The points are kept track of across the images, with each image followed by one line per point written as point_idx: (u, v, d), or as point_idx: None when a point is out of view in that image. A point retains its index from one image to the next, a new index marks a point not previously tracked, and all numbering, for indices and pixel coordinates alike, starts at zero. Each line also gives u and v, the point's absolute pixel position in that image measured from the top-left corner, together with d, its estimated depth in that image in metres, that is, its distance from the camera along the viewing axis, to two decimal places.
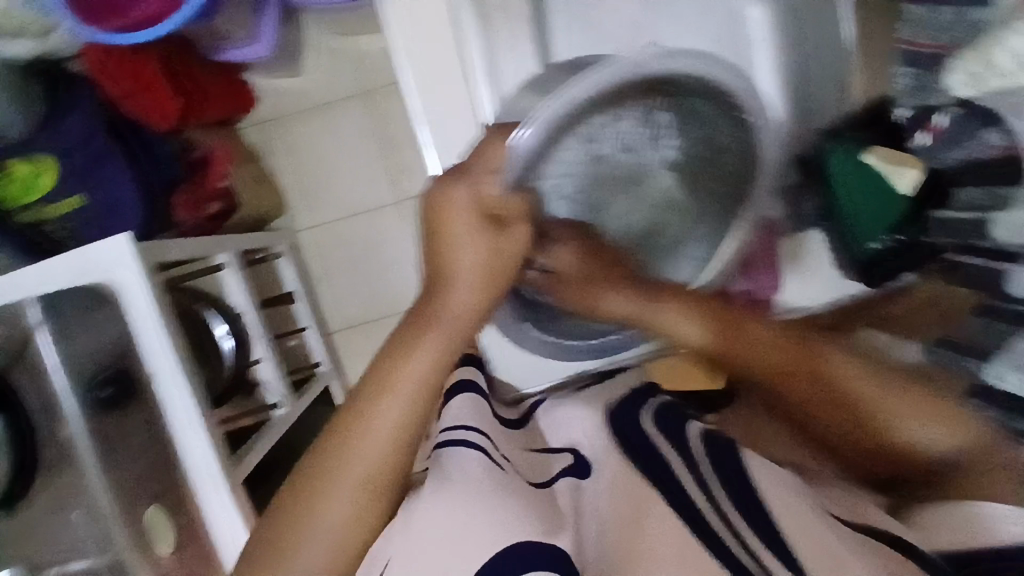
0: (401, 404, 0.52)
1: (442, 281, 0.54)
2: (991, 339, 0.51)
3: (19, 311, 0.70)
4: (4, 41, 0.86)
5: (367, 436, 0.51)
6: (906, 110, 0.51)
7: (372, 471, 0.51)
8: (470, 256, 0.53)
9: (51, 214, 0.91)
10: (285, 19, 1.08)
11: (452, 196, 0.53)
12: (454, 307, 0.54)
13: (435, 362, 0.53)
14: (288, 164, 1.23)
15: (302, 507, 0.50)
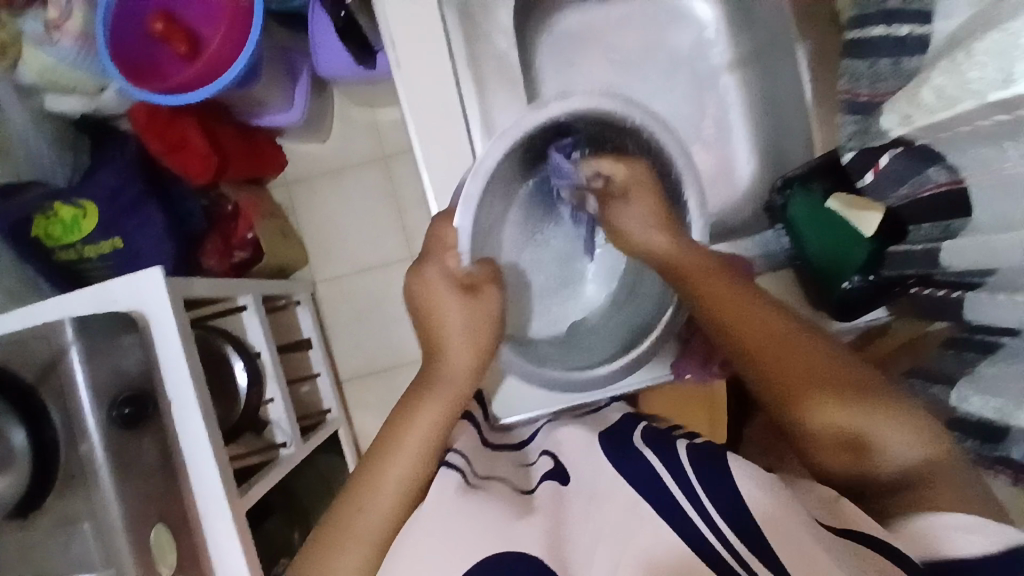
0: (411, 452, 0.61)
1: (436, 351, 0.66)
2: (953, 367, 0.57)
3: (54, 329, 0.72)
4: (58, 97, 0.98)
5: (378, 489, 0.59)
6: (849, 155, 0.59)
7: (381, 521, 0.58)
8: (455, 323, 0.66)
9: (90, 252, 0.97)
10: (314, 91, 1.21)
11: (425, 279, 0.67)
12: (448, 373, 0.64)
13: (436, 420, 0.62)
14: (308, 220, 1.32)
15: (326, 552, 0.58)
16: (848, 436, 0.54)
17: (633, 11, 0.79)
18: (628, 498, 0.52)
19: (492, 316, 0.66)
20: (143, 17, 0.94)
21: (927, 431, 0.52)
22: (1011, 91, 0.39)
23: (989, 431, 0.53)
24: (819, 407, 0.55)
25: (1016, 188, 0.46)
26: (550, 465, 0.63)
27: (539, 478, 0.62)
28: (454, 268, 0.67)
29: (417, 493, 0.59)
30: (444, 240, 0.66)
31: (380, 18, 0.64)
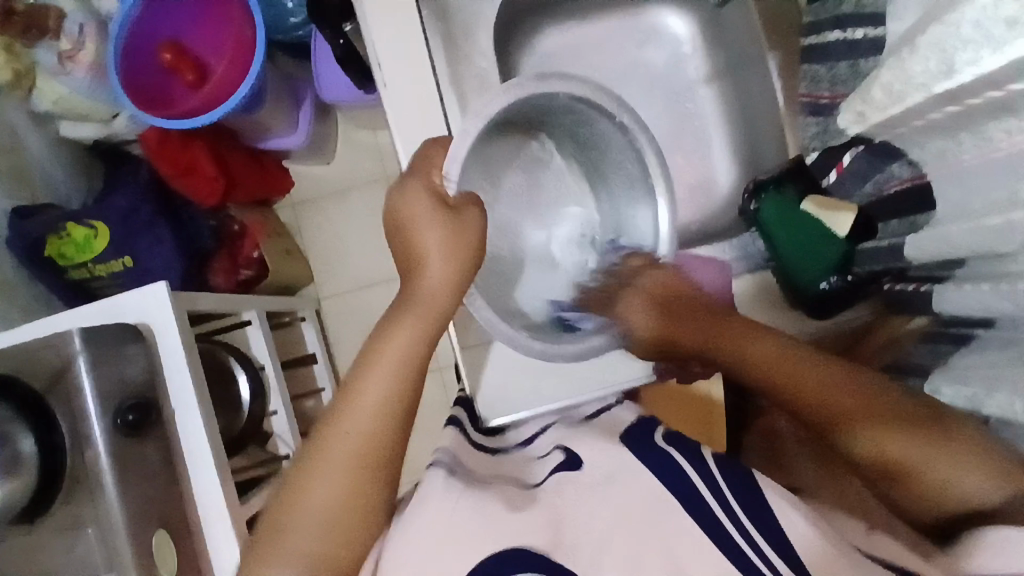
0: (392, 362, 0.57)
1: (414, 268, 0.62)
2: (927, 359, 0.60)
3: (62, 339, 0.76)
4: (74, 125, 1.04)
5: (359, 405, 0.56)
6: (813, 157, 0.69)
7: (363, 436, 0.55)
8: (434, 237, 0.61)
9: (101, 270, 1.01)
10: (319, 116, 1.26)
11: (411, 199, 0.63)
12: (426, 287, 0.60)
13: (418, 332, 0.59)
14: (314, 239, 1.35)
15: (304, 473, 0.54)
16: (883, 463, 0.55)
17: (608, 29, 0.81)
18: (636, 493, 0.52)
19: (472, 238, 0.63)
20: (153, 58, 1.01)
21: (991, 465, 0.51)
22: (955, 81, 0.41)
23: None
24: (868, 454, 0.55)
25: (979, 180, 0.48)
26: (560, 456, 0.60)
27: (547, 471, 0.59)
28: (435, 188, 0.64)
29: (399, 407, 0.57)
30: (434, 165, 0.65)
31: (367, 44, 0.68)
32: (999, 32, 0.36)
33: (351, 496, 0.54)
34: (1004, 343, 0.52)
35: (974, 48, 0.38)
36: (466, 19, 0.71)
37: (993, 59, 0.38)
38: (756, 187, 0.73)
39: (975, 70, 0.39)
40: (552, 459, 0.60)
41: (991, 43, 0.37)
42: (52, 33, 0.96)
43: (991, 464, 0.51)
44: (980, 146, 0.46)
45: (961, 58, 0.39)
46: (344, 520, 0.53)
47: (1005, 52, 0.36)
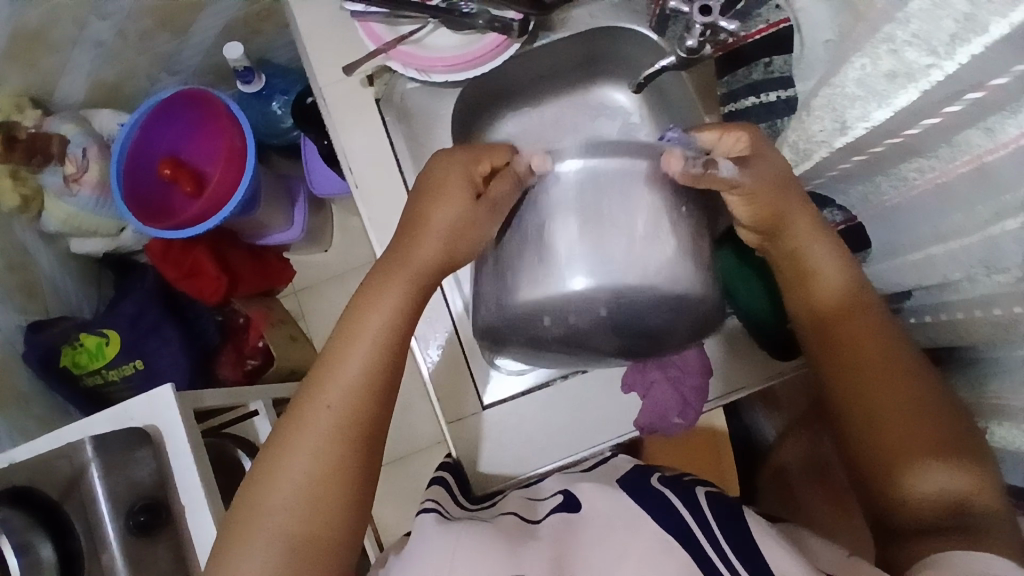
0: (374, 334, 0.60)
1: (411, 236, 0.61)
2: None
3: (76, 448, 0.80)
4: (83, 240, 1.13)
5: (338, 378, 0.59)
6: None
7: (343, 411, 0.58)
8: (443, 216, 0.59)
9: (114, 375, 1.08)
10: (314, 208, 1.33)
11: (445, 173, 0.61)
12: (417, 257, 0.60)
13: (398, 306, 0.61)
14: (318, 323, 1.40)
15: (286, 461, 0.57)
16: (941, 498, 0.51)
17: (562, 109, 0.85)
18: (616, 551, 0.53)
19: (484, 228, 0.59)
20: (153, 173, 1.09)
21: (1003, 519, 0.49)
22: (851, 135, 0.46)
23: None
24: (898, 474, 0.53)
25: (902, 218, 0.51)
26: (558, 498, 0.64)
27: (545, 511, 0.63)
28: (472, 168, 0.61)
29: (376, 387, 0.60)
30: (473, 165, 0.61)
31: (339, 149, 0.75)
32: (881, 87, 0.41)
33: (327, 492, 0.56)
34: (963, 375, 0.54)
35: (863, 102, 0.43)
36: (427, 117, 0.77)
37: (880, 112, 0.42)
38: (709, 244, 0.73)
39: (866, 123, 0.44)
40: (551, 501, 0.64)
41: (876, 97, 0.42)
42: (55, 158, 1.01)
43: (1004, 518, 0.49)
44: (898, 186, 0.49)
45: (852, 115, 0.45)
46: (318, 493, 0.56)
47: (893, 103, 0.41)
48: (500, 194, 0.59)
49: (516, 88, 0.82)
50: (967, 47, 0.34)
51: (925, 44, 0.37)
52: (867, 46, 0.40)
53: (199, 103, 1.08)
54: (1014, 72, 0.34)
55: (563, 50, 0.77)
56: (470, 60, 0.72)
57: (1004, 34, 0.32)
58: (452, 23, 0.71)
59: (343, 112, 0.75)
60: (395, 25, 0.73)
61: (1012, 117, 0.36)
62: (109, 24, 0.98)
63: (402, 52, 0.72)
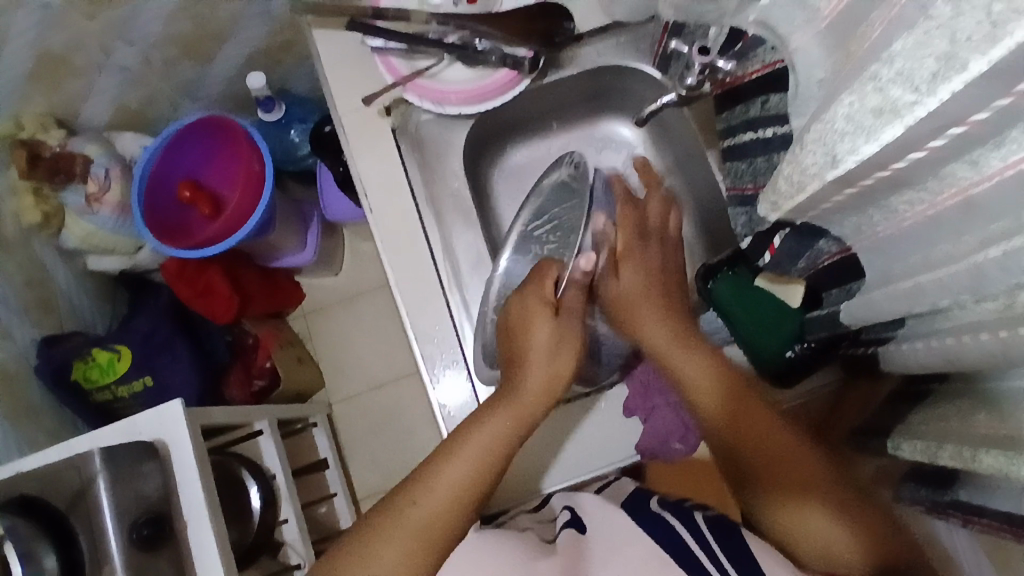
0: (473, 454, 0.65)
1: (516, 363, 0.68)
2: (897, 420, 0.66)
3: (85, 460, 0.81)
4: (100, 258, 1.16)
5: (434, 486, 0.64)
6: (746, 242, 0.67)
7: (427, 515, 0.63)
8: (540, 340, 0.67)
9: (122, 392, 1.10)
10: (325, 232, 1.36)
11: (533, 304, 0.69)
12: (524, 387, 0.67)
13: (502, 433, 0.65)
14: (325, 346, 1.42)
15: (434, 466, 0.65)
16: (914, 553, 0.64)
17: (569, 140, 0.89)
18: None
19: (575, 339, 0.69)
20: (173, 195, 1.13)
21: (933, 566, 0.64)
22: (841, 168, 0.45)
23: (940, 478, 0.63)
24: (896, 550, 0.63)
25: (891, 249, 0.53)
26: (566, 516, 0.67)
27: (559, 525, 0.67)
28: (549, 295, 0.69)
29: (467, 499, 0.64)
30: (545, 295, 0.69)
31: (355, 175, 0.78)
32: (868, 122, 0.41)
33: (459, 506, 0.63)
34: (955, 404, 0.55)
35: (850, 138, 0.43)
36: (438, 145, 0.81)
37: (868, 146, 0.42)
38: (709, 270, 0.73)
39: (855, 157, 0.43)
40: (559, 521, 0.67)
41: (864, 132, 0.42)
42: (78, 177, 1.05)
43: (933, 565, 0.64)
44: (888, 219, 0.50)
45: (842, 149, 0.44)
46: None
47: (880, 138, 0.41)
48: (573, 301, 0.70)
49: (525, 120, 0.85)
50: (949, 84, 0.35)
51: (909, 81, 0.37)
52: (856, 84, 0.42)
53: (219, 130, 1.12)
54: (994, 108, 0.36)
55: (570, 84, 0.81)
56: (482, 92, 0.76)
57: (983, 72, 0.33)
58: (466, 58, 0.75)
59: (359, 139, 0.79)
60: (412, 60, 0.77)
61: (995, 151, 0.39)
62: (134, 50, 1.02)
63: (418, 85, 0.76)
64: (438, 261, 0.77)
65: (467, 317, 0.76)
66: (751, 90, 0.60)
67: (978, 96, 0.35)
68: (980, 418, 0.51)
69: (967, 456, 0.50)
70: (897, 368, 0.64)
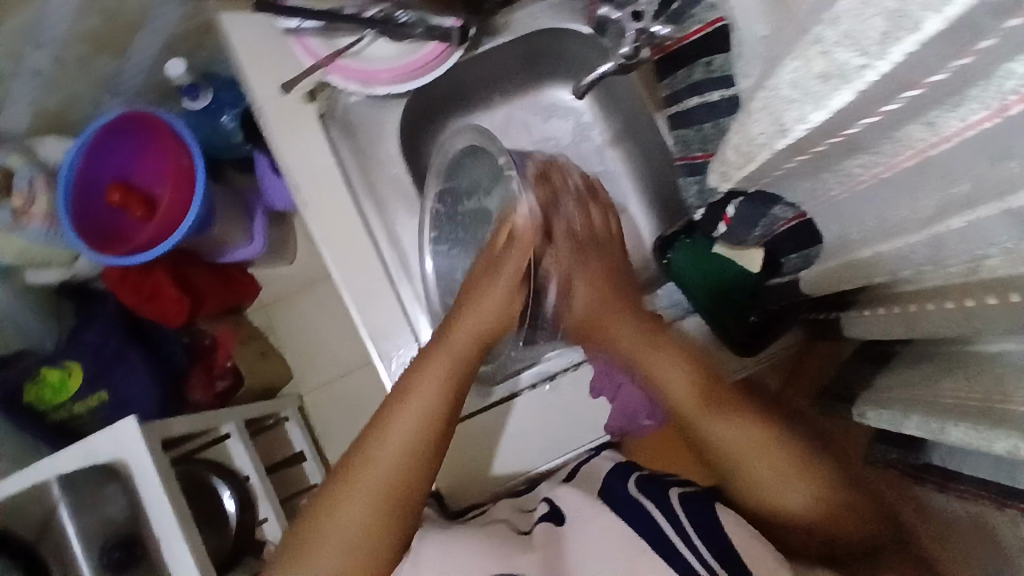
0: (423, 404, 0.64)
1: (454, 316, 0.67)
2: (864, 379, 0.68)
3: (47, 490, 0.83)
4: (36, 272, 1.09)
5: (390, 439, 0.63)
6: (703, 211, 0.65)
7: (387, 472, 0.62)
8: (479, 300, 0.65)
9: (80, 409, 1.06)
10: (274, 221, 1.30)
11: (479, 263, 0.66)
12: (462, 336, 0.66)
13: (444, 381, 0.65)
14: (288, 337, 1.38)
15: (383, 424, 0.64)
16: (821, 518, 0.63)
17: (511, 109, 0.84)
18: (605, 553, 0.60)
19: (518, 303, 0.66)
20: (101, 199, 1.05)
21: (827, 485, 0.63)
22: (791, 137, 0.43)
23: (909, 441, 0.64)
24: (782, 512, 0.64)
25: (840, 212, 0.51)
26: (546, 506, 0.69)
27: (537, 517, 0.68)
28: (497, 250, 0.66)
29: (421, 459, 0.64)
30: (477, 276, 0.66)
31: (284, 169, 0.73)
32: (815, 89, 0.38)
33: (416, 459, 0.63)
34: (935, 360, 0.55)
35: (799, 106, 0.40)
36: (373, 131, 0.75)
37: (817, 113, 0.39)
38: (665, 243, 0.72)
39: (804, 125, 0.41)
40: (539, 511, 0.69)
41: (812, 99, 0.39)
42: (0, 192, 0.98)
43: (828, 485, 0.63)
44: (843, 183, 0.48)
45: (790, 117, 0.41)
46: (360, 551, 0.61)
47: (829, 105, 0.38)
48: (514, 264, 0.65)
49: (463, 93, 0.80)
50: (902, 45, 0.32)
51: (856, 44, 0.34)
52: (799, 48, 0.37)
53: (139, 123, 1.04)
54: (953, 68, 0.33)
55: (508, 51, 0.75)
56: (410, 70, 0.71)
57: (940, 31, 0.30)
58: (390, 34, 0.68)
59: (284, 130, 0.73)
60: (332, 38, 0.70)
61: (954, 111, 0.36)
62: (45, 53, 0.93)
63: (341, 66, 0.71)
64: (387, 255, 0.73)
65: (422, 313, 0.73)
66: (693, 52, 0.56)
67: (936, 54, 0.32)
68: (947, 382, 0.50)
69: (933, 426, 0.49)
70: (856, 334, 0.64)
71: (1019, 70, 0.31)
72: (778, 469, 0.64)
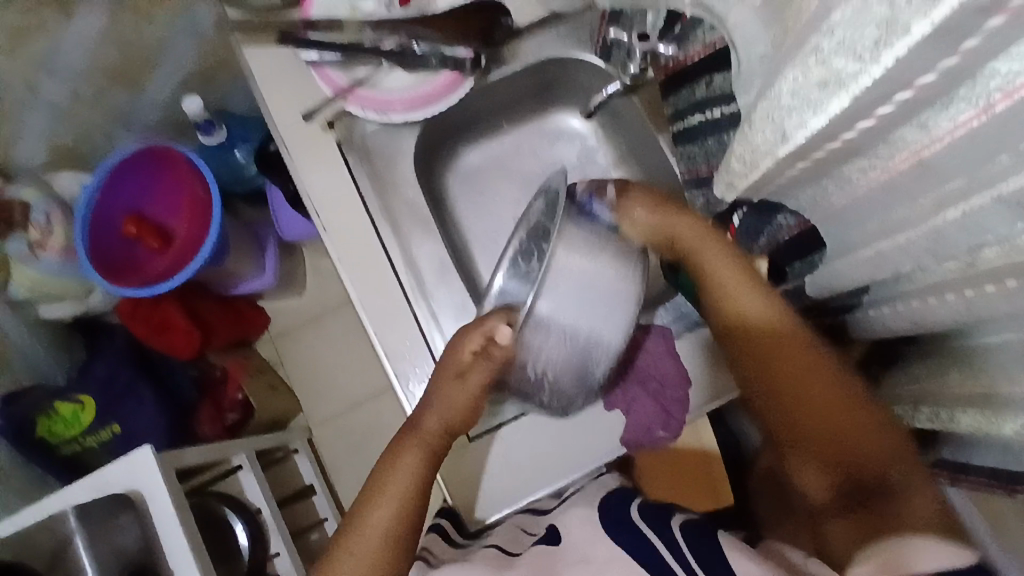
0: (394, 495, 0.68)
1: (426, 406, 0.69)
2: (876, 384, 0.70)
3: (59, 520, 0.77)
4: (51, 305, 1.10)
5: (365, 532, 0.67)
6: (709, 224, 0.70)
7: (366, 561, 0.66)
8: (450, 391, 0.68)
9: (91, 442, 1.06)
10: (284, 254, 1.33)
11: (444, 362, 0.67)
12: (429, 428, 0.69)
13: (415, 470, 0.69)
14: (297, 369, 1.39)
15: (358, 519, 0.68)
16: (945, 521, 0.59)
17: (520, 137, 0.88)
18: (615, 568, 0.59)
19: (480, 398, 0.69)
20: (116, 232, 1.08)
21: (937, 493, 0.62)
22: (792, 143, 0.45)
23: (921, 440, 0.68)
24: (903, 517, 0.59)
25: (838, 218, 0.54)
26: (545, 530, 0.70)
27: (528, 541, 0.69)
28: (463, 352, 0.65)
29: (395, 544, 0.67)
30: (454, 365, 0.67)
31: (303, 194, 0.76)
32: (814, 96, 0.41)
33: (392, 546, 0.67)
34: (945, 359, 0.56)
35: (799, 113, 0.43)
36: (389, 157, 0.79)
37: (816, 119, 0.42)
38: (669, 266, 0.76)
39: (805, 131, 0.43)
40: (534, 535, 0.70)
41: (810, 106, 0.42)
42: (19, 225, 1.01)
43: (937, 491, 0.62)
44: (843, 188, 0.50)
45: (791, 124, 0.44)
46: None
47: (827, 110, 0.41)
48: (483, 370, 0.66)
49: (473, 121, 0.84)
50: (891, 51, 0.34)
51: (851, 50, 0.37)
52: (799, 57, 0.41)
53: (160, 159, 1.08)
54: (940, 69, 0.35)
55: (517, 80, 0.79)
56: (426, 97, 0.74)
57: (925, 34, 0.32)
58: (405, 65, 0.73)
59: (305, 158, 0.76)
60: (350, 69, 0.75)
61: (943, 112, 0.39)
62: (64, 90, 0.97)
63: (360, 96, 0.75)
64: (406, 274, 0.75)
65: (437, 328, 0.75)
66: (696, 71, 0.60)
67: (922, 60, 0.35)
68: (956, 374, 0.54)
69: (946, 417, 0.55)
70: (866, 334, 0.67)
71: (1001, 69, 0.34)
72: (921, 487, 0.61)
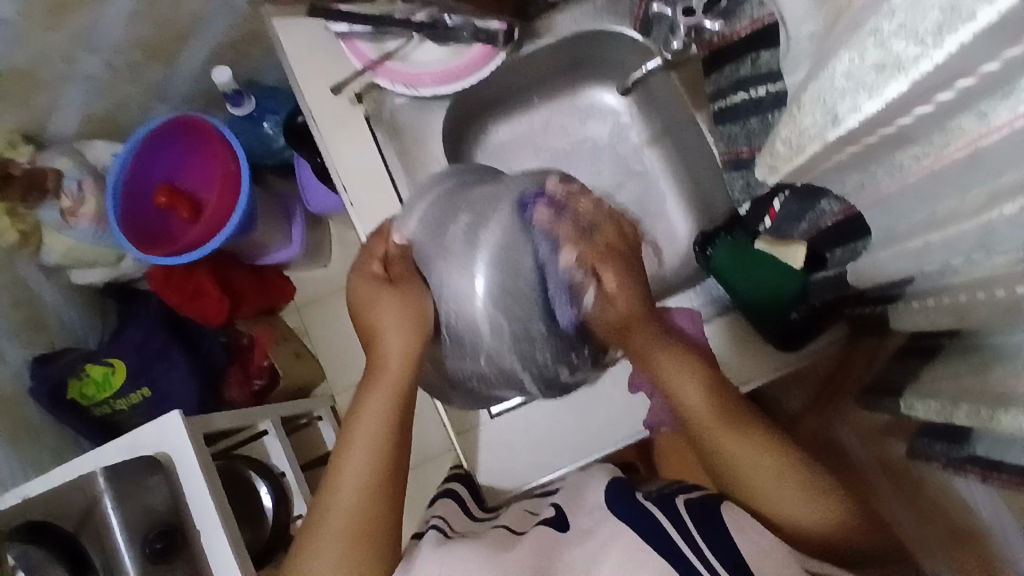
0: (369, 431, 0.65)
1: (373, 340, 0.65)
2: (911, 374, 0.69)
3: (88, 479, 0.79)
4: (84, 272, 1.13)
5: (349, 474, 0.65)
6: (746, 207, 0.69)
7: (357, 510, 0.64)
8: (387, 317, 0.63)
9: (122, 404, 1.10)
10: (311, 225, 1.33)
11: (375, 294, 0.64)
12: (386, 359, 0.64)
13: (387, 408, 0.65)
14: (322, 339, 1.40)
15: (339, 465, 0.66)
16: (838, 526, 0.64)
17: (552, 113, 0.86)
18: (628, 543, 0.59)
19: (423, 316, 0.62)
20: (146, 201, 1.09)
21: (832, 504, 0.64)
22: (843, 127, 0.42)
23: (954, 434, 0.66)
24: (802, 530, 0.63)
25: (881, 205, 0.52)
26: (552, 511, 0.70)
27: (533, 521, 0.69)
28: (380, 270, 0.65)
29: (383, 482, 0.65)
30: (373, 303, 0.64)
31: (331, 167, 0.75)
32: (869, 79, 0.38)
33: (377, 491, 0.65)
34: (988, 354, 0.54)
35: (852, 96, 0.40)
36: (417, 133, 0.78)
37: (870, 103, 0.39)
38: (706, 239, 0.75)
39: (857, 115, 0.40)
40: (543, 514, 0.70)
41: (865, 89, 0.39)
42: (51, 193, 1.02)
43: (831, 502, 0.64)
44: (894, 175, 0.48)
45: (843, 107, 0.41)
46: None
47: (882, 96, 0.38)
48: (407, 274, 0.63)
49: (504, 96, 0.82)
50: (956, 36, 0.32)
51: (911, 34, 0.34)
52: (855, 40, 0.38)
53: (189, 128, 1.08)
54: (1005, 57, 0.33)
55: (551, 55, 0.77)
56: (458, 71, 0.73)
57: (991, 21, 0.30)
58: (437, 37, 0.72)
59: (334, 133, 0.75)
60: (381, 42, 0.74)
61: (1003, 101, 0.36)
62: (96, 58, 0.97)
63: (389, 69, 0.73)
64: None
65: None
66: (739, 50, 0.59)
67: (986, 48, 0.32)
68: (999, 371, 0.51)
69: (987, 415, 0.52)
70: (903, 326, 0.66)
71: None
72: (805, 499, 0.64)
